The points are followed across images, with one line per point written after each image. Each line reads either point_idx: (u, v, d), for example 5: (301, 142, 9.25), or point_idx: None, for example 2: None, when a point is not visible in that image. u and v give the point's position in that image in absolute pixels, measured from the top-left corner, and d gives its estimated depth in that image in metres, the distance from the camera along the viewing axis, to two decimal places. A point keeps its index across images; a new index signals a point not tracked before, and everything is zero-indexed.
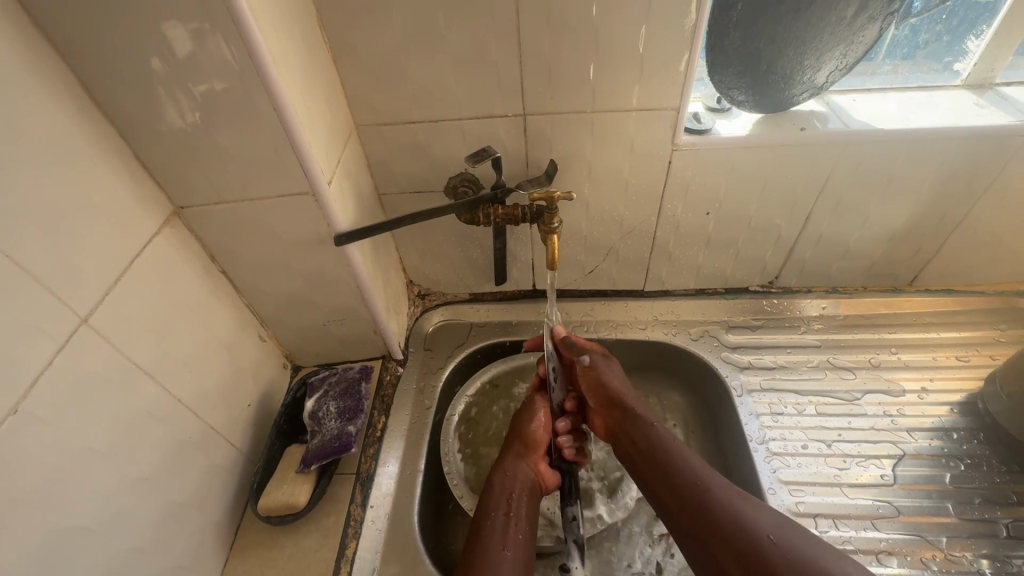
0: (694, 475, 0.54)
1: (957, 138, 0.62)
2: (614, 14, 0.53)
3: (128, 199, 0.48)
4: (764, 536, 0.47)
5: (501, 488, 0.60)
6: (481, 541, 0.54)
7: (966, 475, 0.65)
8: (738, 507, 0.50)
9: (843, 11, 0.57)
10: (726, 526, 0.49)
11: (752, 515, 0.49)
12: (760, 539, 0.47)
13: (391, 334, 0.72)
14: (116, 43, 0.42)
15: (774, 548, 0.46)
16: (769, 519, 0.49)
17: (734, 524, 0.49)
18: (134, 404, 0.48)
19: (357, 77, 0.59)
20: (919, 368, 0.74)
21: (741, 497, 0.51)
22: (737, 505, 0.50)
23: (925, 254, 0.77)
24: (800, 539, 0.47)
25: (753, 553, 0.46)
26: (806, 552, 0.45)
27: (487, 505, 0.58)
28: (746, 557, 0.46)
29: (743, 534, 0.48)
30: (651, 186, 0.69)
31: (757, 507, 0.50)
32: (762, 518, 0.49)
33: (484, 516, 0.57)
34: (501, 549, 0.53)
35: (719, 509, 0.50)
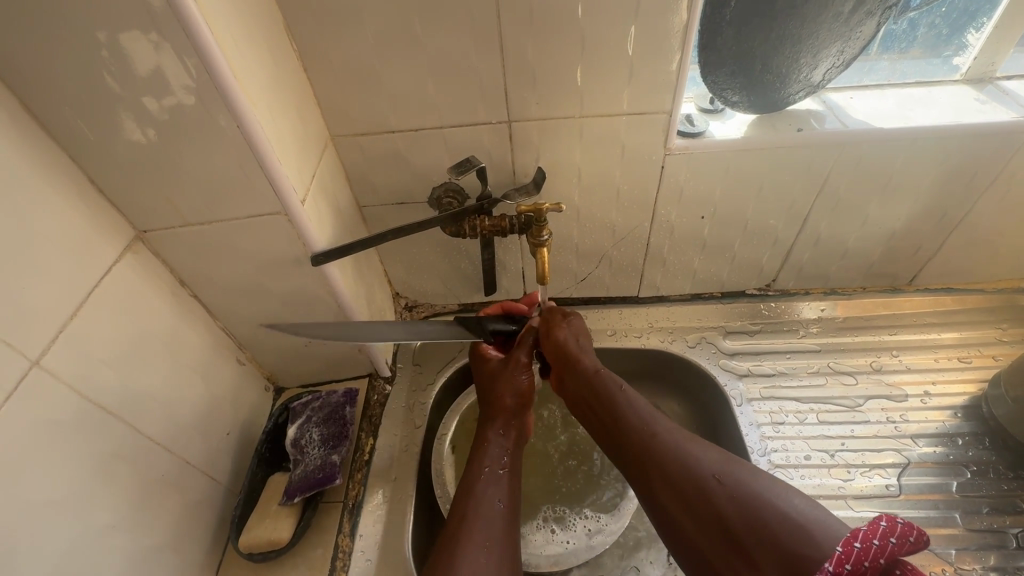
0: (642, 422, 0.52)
1: (958, 137, 0.60)
2: (601, 15, 0.50)
3: (83, 226, 0.45)
4: (708, 475, 0.45)
5: (494, 444, 0.58)
6: (476, 487, 0.53)
7: (972, 483, 0.63)
8: (682, 448, 0.48)
9: (840, 7, 0.55)
10: (670, 469, 0.47)
11: (696, 455, 0.47)
12: (703, 479, 0.45)
13: (378, 352, 0.69)
14: (57, 59, 0.38)
15: (720, 487, 0.44)
16: (713, 456, 0.47)
17: (679, 466, 0.46)
18: (97, 447, 0.45)
19: (330, 86, 0.56)
20: (921, 371, 0.73)
21: (687, 438, 0.49)
22: (681, 445, 0.48)
23: (924, 254, 0.75)
24: (747, 473, 0.45)
25: (699, 494, 0.44)
26: (750, 485, 0.43)
27: (478, 458, 0.56)
28: (692, 499, 0.44)
29: (688, 477, 0.45)
30: (644, 193, 0.66)
31: (701, 446, 0.48)
32: (704, 457, 0.47)
33: (477, 468, 0.55)
34: (494, 500, 0.52)
35: (664, 453, 0.48)
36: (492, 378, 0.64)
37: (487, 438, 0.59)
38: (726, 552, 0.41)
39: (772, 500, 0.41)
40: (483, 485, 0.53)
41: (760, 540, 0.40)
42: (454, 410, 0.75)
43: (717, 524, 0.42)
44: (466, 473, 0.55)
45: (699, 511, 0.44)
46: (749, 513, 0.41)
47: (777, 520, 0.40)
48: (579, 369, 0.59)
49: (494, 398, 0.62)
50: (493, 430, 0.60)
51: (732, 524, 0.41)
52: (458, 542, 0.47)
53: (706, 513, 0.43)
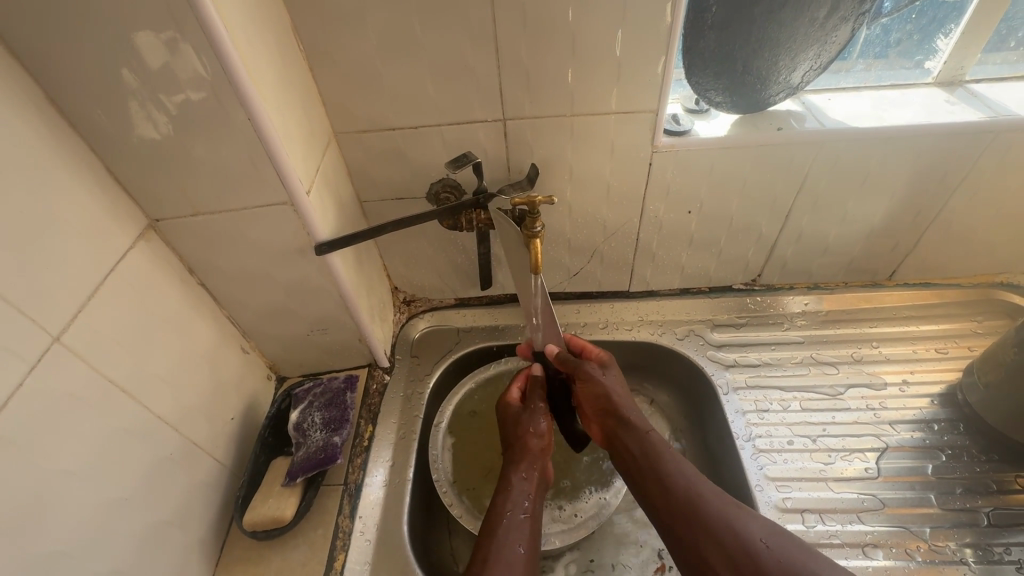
0: (688, 485, 0.53)
1: (929, 136, 0.64)
2: (591, 18, 0.54)
3: (100, 213, 0.47)
4: (758, 541, 0.48)
5: (519, 486, 0.58)
6: (498, 535, 0.53)
7: (947, 466, 0.66)
8: (730, 514, 0.50)
9: (816, 13, 0.58)
10: (721, 533, 0.49)
11: (744, 522, 0.49)
12: (752, 545, 0.48)
13: (377, 342, 0.72)
14: (82, 55, 0.41)
15: (769, 554, 0.47)
16: (761, 525, 0.49)
17: (727, 530, 0.49)
18: (112, 423, 0.47)
19: (334, 84, 0.59)
20: (900, 361, 0.76)
21: (733, 505, 0.52)
22: (730, 511, 0.50)
23: (903, 249, 0.78)
24: (792, 546, 0.48)
25: (743, 556, 0.47)
26: (797, 559, 0.46)
27: (502, 502, 0.57)
28: (738, 562, 0.47)
29: (737, 543, 0.48)
30: (633, 189, 0.69)
31: (750, 514, 0.50)
32: (752, 525, 0.49)
33: (500, 511, 0.56)
34: (518, 547, 0.52)
35: (712, 517, 0.50)
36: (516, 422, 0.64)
37: (511, 481, 0.59)
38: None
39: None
40: (504, 532, 0.53)
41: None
42: (456, 391, 0.77)
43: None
44: (487, 520, 0.55)
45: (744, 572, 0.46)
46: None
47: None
48: (625, 422, 0.59)
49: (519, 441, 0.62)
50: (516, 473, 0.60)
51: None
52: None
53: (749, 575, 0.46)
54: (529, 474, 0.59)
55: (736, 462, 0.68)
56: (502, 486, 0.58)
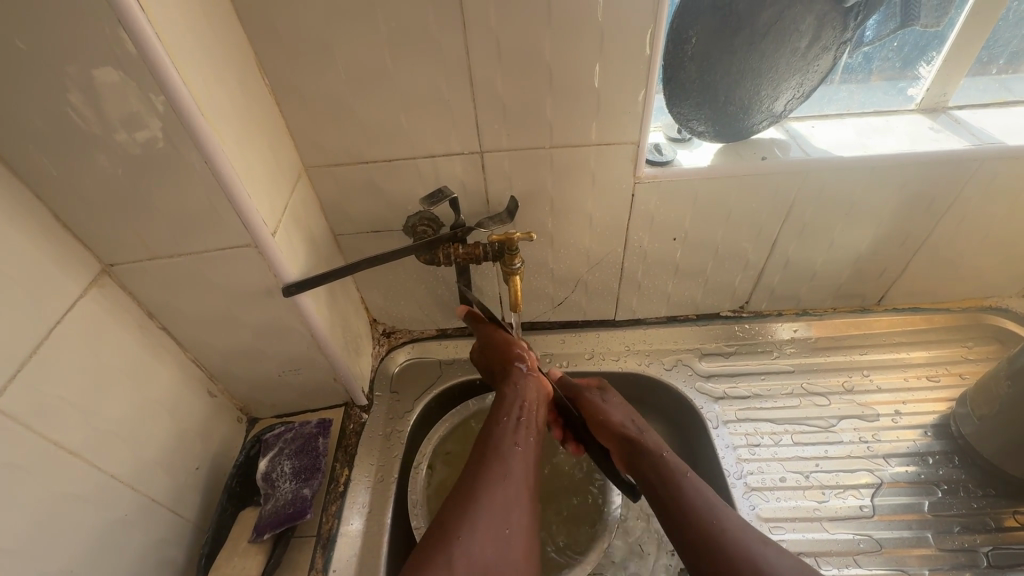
0: (713, 515, 0.52)
1: (914, 164, 0.63)
2: (568, 52, 0.52)
3: (46, 261, 0.44)
4: None
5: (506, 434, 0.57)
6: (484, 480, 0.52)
7: (943, 502, 0.64)
8: (756, 551, 0.49)
9: (797, 43, 0.58)
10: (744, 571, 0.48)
11: (774, 562, 0.48)
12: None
13: (353, 380, 0.69)
14: (22, 99, 0.39)
15: None
16: (788, 566, 0.48)
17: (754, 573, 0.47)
18: (57, 488, 0.43)
19: (303, 118, 0.56)
20: (892, 390, 0.74)
21: (760, 541, 0.50)
22: (757, 550, 0.49)
23: (891, 274, 0.77)
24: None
25: None
26: None
27: (500, 438, 0.56)
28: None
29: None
30: (616, 219, 0.67)
31: (777, 552, 0.49)
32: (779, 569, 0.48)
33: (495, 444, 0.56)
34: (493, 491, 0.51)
35: (737, 554, 0.49)
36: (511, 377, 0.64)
37: (504, 417, 0.59)
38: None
39: None
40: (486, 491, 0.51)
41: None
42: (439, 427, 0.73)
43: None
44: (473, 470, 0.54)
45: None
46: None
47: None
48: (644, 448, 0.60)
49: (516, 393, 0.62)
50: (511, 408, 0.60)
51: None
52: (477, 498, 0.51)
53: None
54: (528, 421, 0.59)
55: (727, 501, 0.66)
56: (501, 415, 0.59)
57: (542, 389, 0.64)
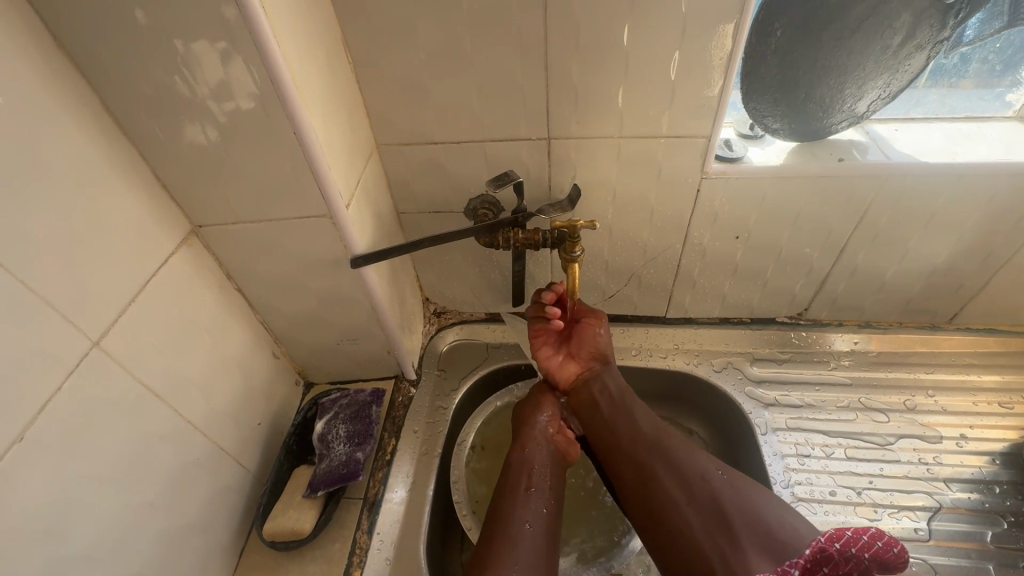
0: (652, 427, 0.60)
1: (1007, 175, 0.59)
2: (647, 39, 0.51)
3: (145, 218, 0.48)
4: (710, 476, 0.54)
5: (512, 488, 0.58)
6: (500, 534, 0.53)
7: (1007, 534, 0.60)
8: (682, 450, 0.57)
9: (889, 40, 0.55)
10: (675, 466, 0.55)
11: (696, 459, 0.56)
12: (709, 480, 0.54)
13: (405, 354, 0.71)
14: (136, 65, 0.42)
15: (718, 484, 0.53)
16: (709, 461, 0.56)
17: (687, 467, 0.55)
18: (144, 428, 0.47)
19: (380, 97, 0.58)
20: (958, 413, 0.70)
21: (686, 446, 0.58)
22: (681, 449, 0.57)
23: (967, 292, 0.73)
24: (742, 482, 0.54)
25: (700, 486, 0.53)
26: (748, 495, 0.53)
27: (510, 506, 0.56)
28: (696, 493, 0.53)
29: (696, 480, 0.54)
30: (678, 214, 0.66)
31: (698, 453, 0.57)
32: (705, 464, 0.56)
33: (505, 507, 0.56)
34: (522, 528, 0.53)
35: (668, 451, 0.57)
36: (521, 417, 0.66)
37: (514, 479, 0.59)
38: (714, 530, 0.50)
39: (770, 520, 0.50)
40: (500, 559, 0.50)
41: (752, 527, 0.50)
42: (478, 414, 0.74)
43: (714, 513, 0.51)
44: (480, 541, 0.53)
45: (703, 504, 0.52)
46: (745, 509, 0.51)
47: (760, 516, 0.51)
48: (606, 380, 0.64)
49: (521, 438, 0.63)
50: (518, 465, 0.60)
51: (723, 511, 0.51)
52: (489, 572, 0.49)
53: (704, 506, 0.52)
54: (527, 469, 0.59)
55: None
56: (508, 483, 0.58)
57: (551, 445, 0.62)
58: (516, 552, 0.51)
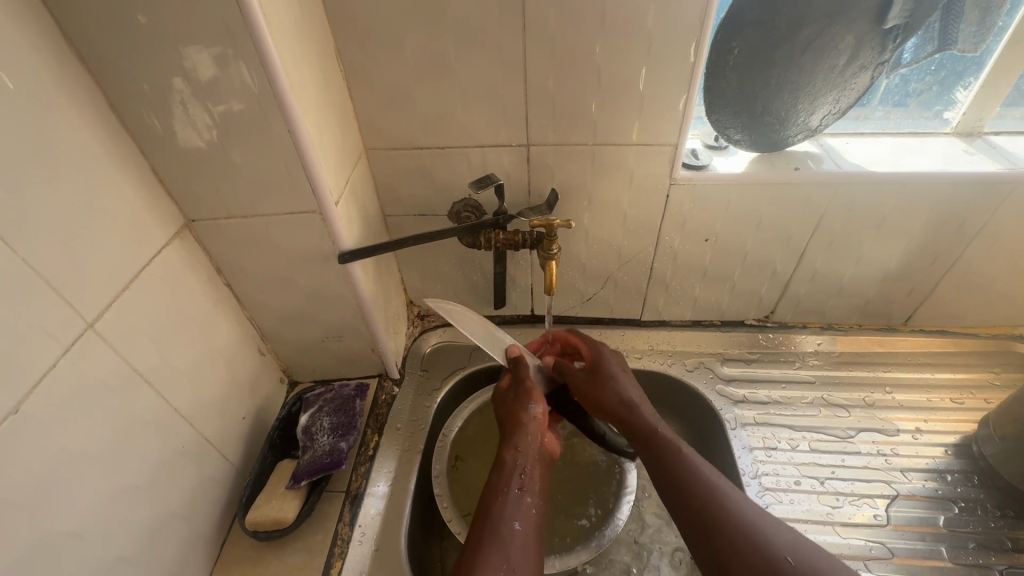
0: (704, 475, 0.52)
1: (947, 184, 0.64)
2: (616, 54, 0.56)
3: (141, 208, 0.50)
4: (781, 554, 0.45)
5: (503, 476, 0.55)
6: (490, 518, 0.51)
7: (959, 518, 0.64)
8: (751, 516, 0.48)
9: (835, 61, 0.60)
10: (738, 529, 0.47)
11: (768, 528, 0.48)
12: (772, 552, 0.45)
13: (389, 353, 0.73)
14: (140, 65, 0.45)
15: (789, 564, 0.44)
16: (783, 534, 0.47)
17: (746, 534, 0.47)
18: (133, 412, 0.48)
19: (370, 104, 0.62)
20: (914, 408, 0.75)
21: (752, 505, 0.50)
22: (751, 514, 0.48)
23: (919, 295, 0.78)
24: (816, 559, 0.45)
25: (762, 564, 0.45)
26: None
27: (498, 501, 0.52)
28: (752, 566, 0.45)
29: (759, 557, 0.45)
30: (649, 219, 0.71)
31: (772, 521, 0.48)
32: (772, 532, 0.47)
33: (497, 489, 0.54)
34: (512, 522, 0.50)
35: (730, 514, 0.48)
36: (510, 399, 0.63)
37: (505, 460, 0.57)
38: None
39: None
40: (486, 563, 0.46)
41: None
42: (460, 411, 0.75)
43: None
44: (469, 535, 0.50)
45: None
46: None
47: None
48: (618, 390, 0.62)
49: (513, 416, 0.61)
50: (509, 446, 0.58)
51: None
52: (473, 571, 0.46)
53: None
54: (523, 463, 0.56)
55: None
56: (498, 475, 0.55)
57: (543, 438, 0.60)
58: (501, 550, 0.48)
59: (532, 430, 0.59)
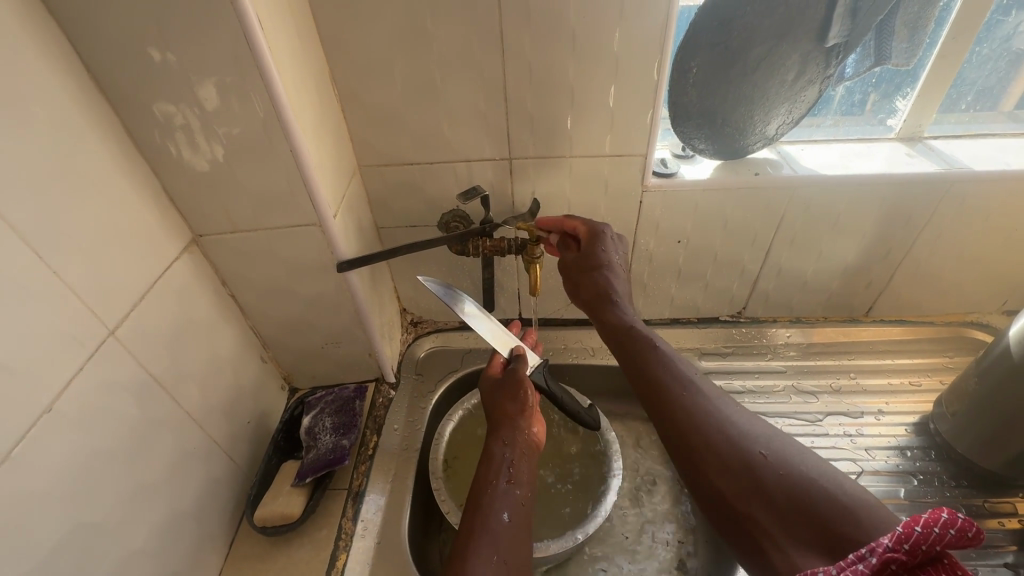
0: (686, 387, 0.55)
1: (892, 184, 0.71)
2: (587, 75, 0.62)
3: (154, 225, 0.54)
4: (758, 453, 0.49)
5: (492, 469, 0.58)
6: (481, 508, 0.54)
7: (919, 490, 0.69)
8: (729, 422, 0.52)
9: (784, 76, 0.67)
10: (719, 436, 0.51)
11: (744, 431, 0.51)
12: (752, 455, 0.49)
13: (385, 357, 0.77)
14: (155, 95, 0.49)
15: (768, 462, 0.48)
16: (760, 435, 0.51)
17: (729, 444, 0.50)
18: (149, 414, 0.52)
19: (362, 125, 0.67)
20: (877, 392, 0.80)
21: (731, 413, 0.54)
22: (728, 421, 0.52)
23: (877, 287, 0.84)
24: (791, 452, 0.49)
25: (745, 468, 0.48)
26: (801, 476, 0.46)
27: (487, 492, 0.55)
28: (738, 472, 0.48)
29: (744, 466, 0.48)
30: (625, 224, 0.76)
31: (749, 425, 0.52)
32: (752, 435, 0.51)
33: (486, 481, 0.57)
34: (500, 513, 0.53)
35: (712, 425, 0.52)
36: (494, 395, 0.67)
37: (495, 452, 0.60)
38: (758, 518, 0.46)
39: (819, 489, 0.45)
40: (476, 553, 0.49)
41: (797, 507, 0.45)
42: (455, 410, 0.79)
43: (763, 501, 0.46)
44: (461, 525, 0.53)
45: (746, 489, 0.47)
46: (801, 503, 0.45)
47: (826, 507, 0.44)
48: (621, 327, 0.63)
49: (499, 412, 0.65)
50: (497, 441, 0.61)
51: (781, 506, 0.45)
52: (466, 559, 0.48)
53: (751, 490, 0.47)
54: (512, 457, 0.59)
55: None
56: (487, 467, 0.58)
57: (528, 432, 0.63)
58: (492, 539, 0.51)
59: (519, 424, 0.63)
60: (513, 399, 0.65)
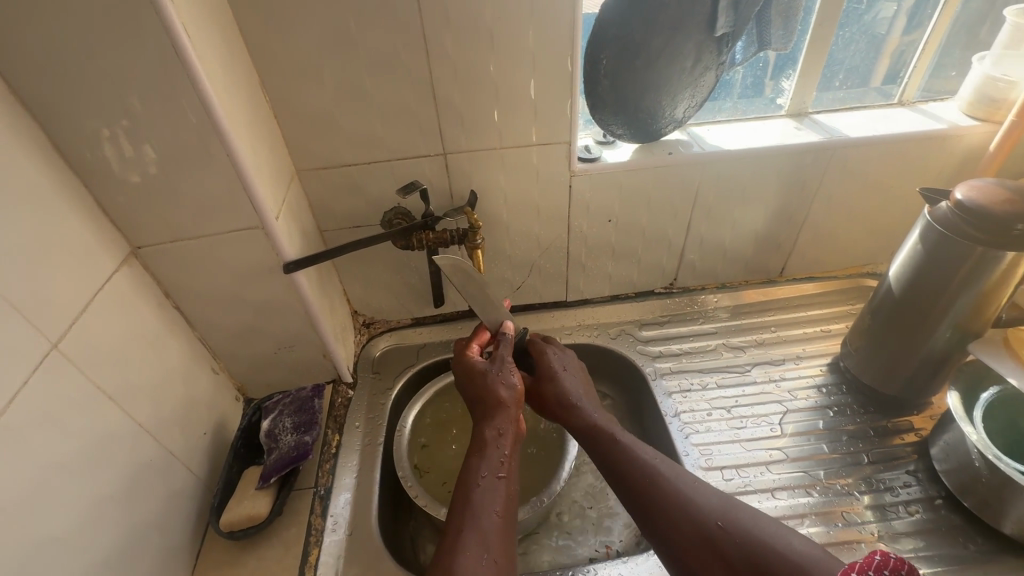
0: (631, 453, 0.60)
1: (786, 154, 0.80)
2: (508, 70, 0.67)
3: (89, 238, 0.54)
4: (713, 522, 0.53)
5: (484, 462, 0.58)
6: (470, 505, 0.54)
7: (835, 419, 0.78)
8: (682, 487, 0.56)
9: (684, 64, 0.74)
10: (674, 507, 0.55)
11: (696, 495, 0.55)
12: (706, 523, 0.53)
13: (341, 358, 0.79)
14: (82, 108, 0.49)
15: (720, 527, 0.52)
16: (711, 500, 0.55)
17: (683, 513, 0.54)
18: (100, 427, 0.51)
19: (297, 130, 0.69)
20: (795, 341, 0.90)
21: (683, 477, 0.58)
22: (681, 489, 0.56)
23: (786, 248, 0.94)
24: (742, 515, 0.53)
25: (701, 537, 0.53)
26: (748, 533, 0.51)
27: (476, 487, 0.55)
28: (694, 541, 0.53)
29: (699, 535, 0.53)
30: (559, 208, 0.82)
31: (701, 491, 0.56)
32: (707, 503, 0.55)
33: (475, 475, 0.57)
34: (491, 508, 0.54)
35: (667, 494, 0.56)
36: (485, 380, 0.66)
37: (486, 440, 0.60)
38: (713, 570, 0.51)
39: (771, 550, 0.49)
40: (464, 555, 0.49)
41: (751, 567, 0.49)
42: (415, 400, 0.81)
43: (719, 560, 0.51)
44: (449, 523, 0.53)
45: (703, 551, 0.52)
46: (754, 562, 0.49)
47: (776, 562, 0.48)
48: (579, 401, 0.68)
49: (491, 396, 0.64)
50: (490, 431, 0.61)
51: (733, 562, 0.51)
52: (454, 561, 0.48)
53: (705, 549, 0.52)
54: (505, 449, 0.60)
55: (666, 435, 0.79)
56: (476, 459, 0.58)
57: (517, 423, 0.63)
58: (481, 537, 0.51)
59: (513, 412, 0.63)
60: (508, 388, 0.64)
